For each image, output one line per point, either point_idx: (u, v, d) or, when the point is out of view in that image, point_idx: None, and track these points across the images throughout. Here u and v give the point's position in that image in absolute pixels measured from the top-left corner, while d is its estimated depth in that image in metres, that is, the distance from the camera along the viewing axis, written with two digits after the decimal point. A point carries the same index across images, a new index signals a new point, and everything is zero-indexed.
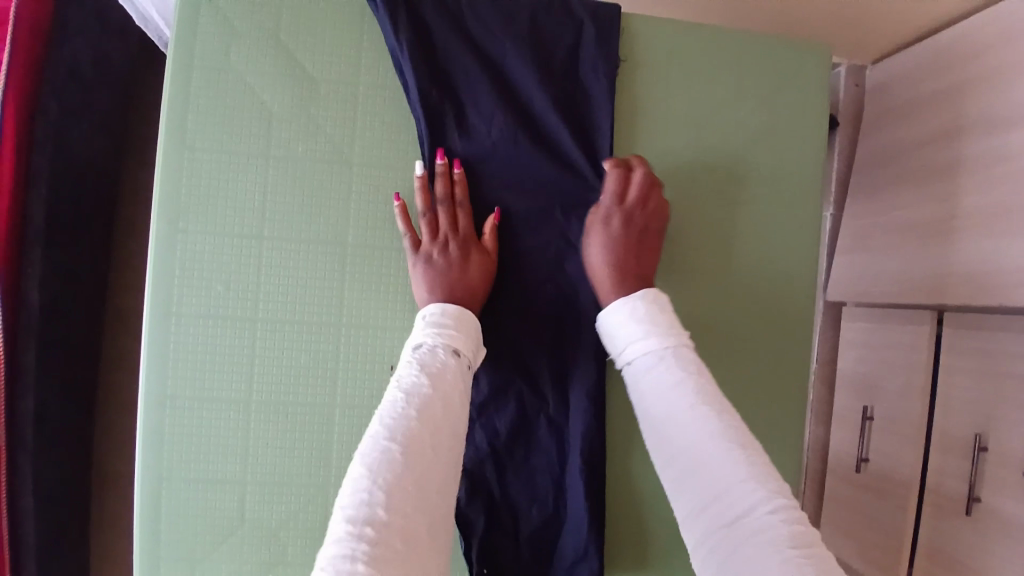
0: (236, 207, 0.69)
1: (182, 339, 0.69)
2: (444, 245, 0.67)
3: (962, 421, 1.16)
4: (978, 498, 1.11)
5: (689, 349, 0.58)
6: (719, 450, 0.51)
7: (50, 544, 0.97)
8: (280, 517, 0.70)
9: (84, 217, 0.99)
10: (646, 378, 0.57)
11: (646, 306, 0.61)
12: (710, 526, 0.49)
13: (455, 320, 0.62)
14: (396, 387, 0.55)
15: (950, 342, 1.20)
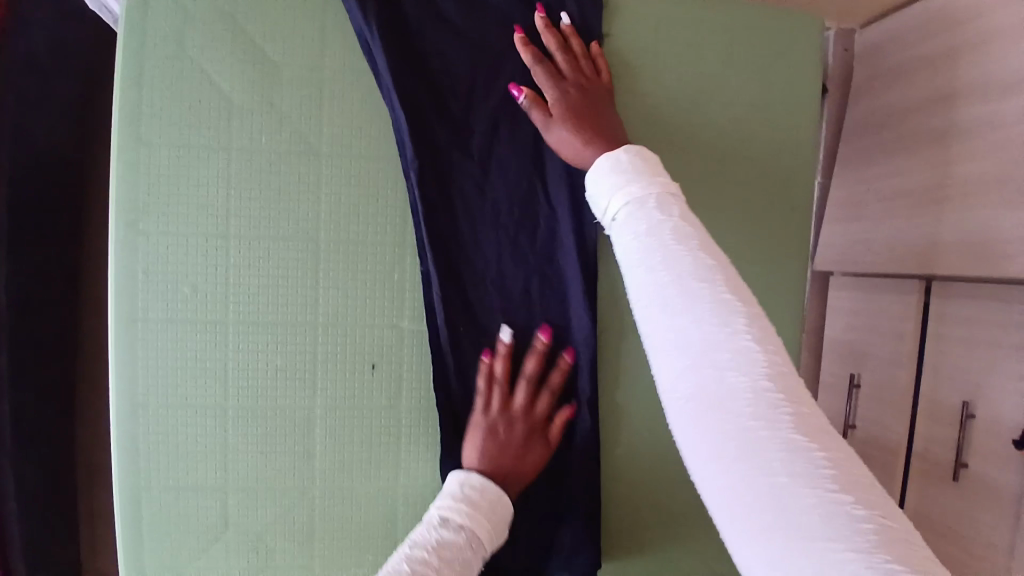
0: (198, 204, 0.65)
1: (149, 345, 0.65)
2: (511, 423, 0.65)
3: (950, 389, 1.16)
4: (966, 465, 1.12)
5: (677, 201, 0.47)
6: (710, 302, 0.40)
7: (38, 546, 0.95)
8: (264, 522, 0.68)
9: (51, 212, 0.94)
10: (626, 228, 0.47)
11: (630, 159, 0.51)
12: (691, 398, 0.39)
13: (474, 501, 0.59)
14: (403, 556, 0.53)
15: (938, 311, 1.20)
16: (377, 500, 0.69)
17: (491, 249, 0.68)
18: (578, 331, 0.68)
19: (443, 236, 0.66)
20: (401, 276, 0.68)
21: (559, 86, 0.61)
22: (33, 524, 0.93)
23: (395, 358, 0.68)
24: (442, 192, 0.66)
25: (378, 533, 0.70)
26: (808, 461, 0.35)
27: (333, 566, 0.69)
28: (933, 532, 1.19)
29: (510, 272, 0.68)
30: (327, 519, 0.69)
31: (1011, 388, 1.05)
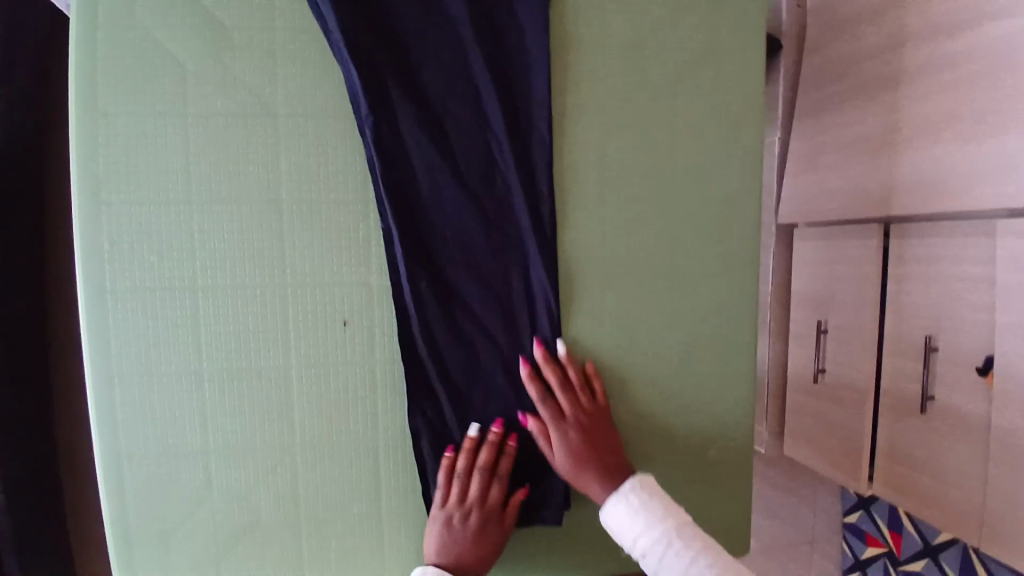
0: (161, 174, 0.66)
1: (123, 316, 0.67)
2: (466, 515, 0.68)
3: (914, 327, 1.22)
4: (932, 396, 1.19)
5: (690, 529, 0.65)
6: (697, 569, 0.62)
7: (27, 540, 0.95)
8: (249, 482, 0.69)
9: (25, 200, 0.94)
10: (642, 538, 0.65)
11: (641, 498, 0.67)
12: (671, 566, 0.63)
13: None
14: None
15: (897, 252, 1.24)
16: (359, 454, 0.70)
17: (448, 199, 0.68)
18: (537, 280, 0.71)
19: (401, 189, 0.67)
20: (366, 233, 0.69)
21: (563, 430, 0.69)
22: (21, 520, 0.93)
23: (364, 315, 0.69)
24: (398, 145, 0.67)
25: (363, 487, 0.71)
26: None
27: (317, 523, 0.70)
28: (903, 464, 1.26)
29: (470, 226, 0.69)
30: (309, 476, 0.70)
31: (971, 319, 1.10)
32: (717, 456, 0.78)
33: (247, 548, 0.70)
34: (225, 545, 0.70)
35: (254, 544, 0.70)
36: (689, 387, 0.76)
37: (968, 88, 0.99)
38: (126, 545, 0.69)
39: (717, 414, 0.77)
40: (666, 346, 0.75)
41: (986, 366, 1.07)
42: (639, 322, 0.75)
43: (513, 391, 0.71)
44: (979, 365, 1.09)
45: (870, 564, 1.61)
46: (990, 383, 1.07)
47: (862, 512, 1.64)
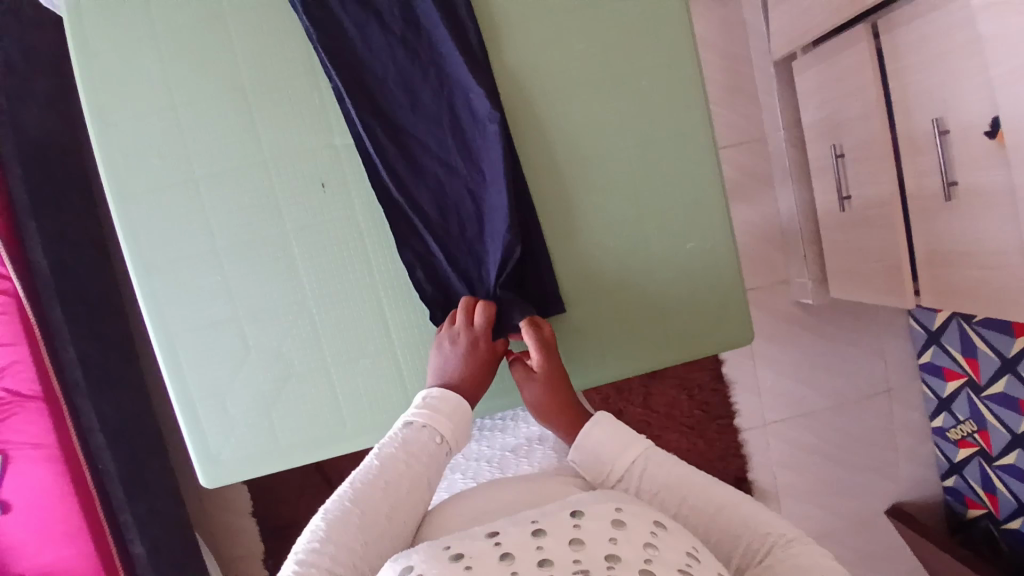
0: (147, 92, 0.78)
1: (146, 215, 0.79)
2: (470, 336, 0.75)
3: (922, 117, 1.13)
4: (955, 182, 1.09)
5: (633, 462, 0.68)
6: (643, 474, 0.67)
7: (133, 475, 1.08)
8: (277, 337, 0.81)
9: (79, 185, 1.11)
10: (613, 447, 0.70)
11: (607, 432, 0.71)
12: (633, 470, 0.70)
13: (443, 401, 0.69)
14: (377, 446, 0.65)
15: (890, 47, 1.16)
16: (362, 299, 0.80)
17: (383, 51, 0.75)
18: (481, 105, 0.76)
19: (339, 48, 0.75)
20: (321, 100, 0.78)
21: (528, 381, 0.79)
22: (123, 454, 1.07)
23: (339, 172, 0.78)
24: (325, 11, 0.74)
25: (373, 327, 0.81)
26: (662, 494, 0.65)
27: (340, 364, 0.81)
28: (947, 266, 1.16)
29: (406, 69, 0.76)
30: (326, 324, 0.80)
31: (973, 86, 1.02)
32: (696, 246, 0.84)
33: (290, 395, 0.82)
34: (271, 396, 0.82)
35: (294, 389, 0.81)
36: (654, 184, 0.82)
37: None
38: (192, 409, 0.82)
39: (683, 204, 0.83)
40: (624, 149, 0.81)
41: (993, 127, 0.99)
42: (589, 130, 0.81)
43: (482, 213, 0.79)
44: (987, 128, 1.00)
45: (955, 399, 1.48)
46: (1001, 141, 0.98)
47: (935, 346, 1.51)
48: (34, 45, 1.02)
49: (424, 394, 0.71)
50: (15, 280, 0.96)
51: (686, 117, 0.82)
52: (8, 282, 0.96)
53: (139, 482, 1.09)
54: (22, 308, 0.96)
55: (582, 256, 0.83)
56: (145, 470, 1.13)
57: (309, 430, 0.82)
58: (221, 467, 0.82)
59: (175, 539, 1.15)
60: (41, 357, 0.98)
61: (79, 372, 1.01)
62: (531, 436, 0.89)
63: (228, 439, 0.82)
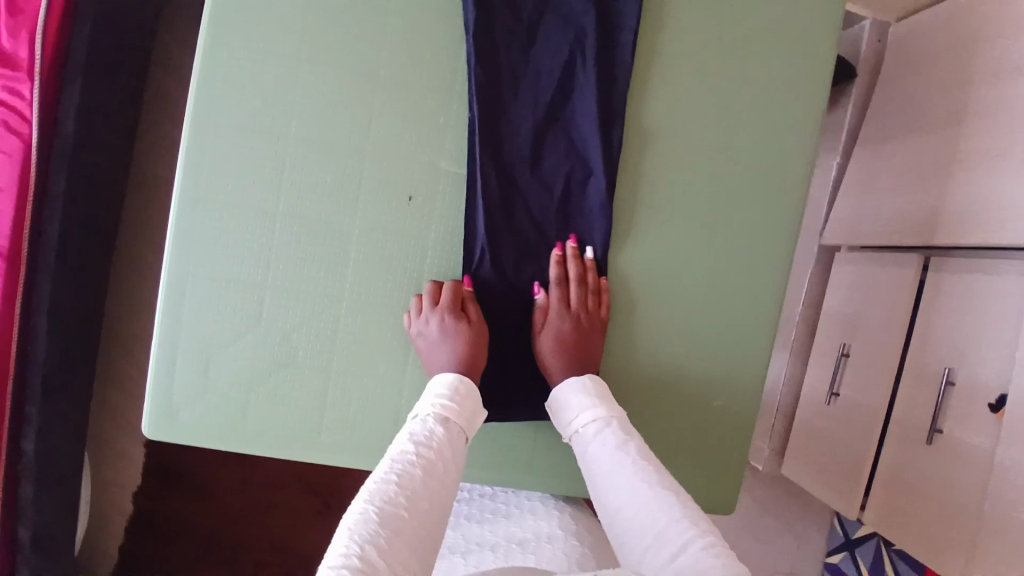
0: (280, 32, 0.74)
1: (220, 146, 0.74)
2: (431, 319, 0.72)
3: (936, 358, 1.15)
4: (941, 430, 1.11)
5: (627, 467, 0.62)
6: (656, 495, 0.58)
7: (61, 370, 1.00)
8: (294, 321, 0.76)
9: (124, 60, 1.02)
10: (592, 443, 0.66)
11: (593, 387, 0.71)
12: (629, 485, 0.60)
13: (459, 395, 0.67)
14: (407, 438, 0.62)
15: (933, 285, 1.19)
16: (393, 320, 0.76)
17: (526, 103, 0.74)
18: (596, 195, 0.76)
19: (489, 83, 0.73)
20: (445, 121, 0.75)
21: (563, 314, 0.74)
22: (60, 345, 0.98)
23: (428, 193, 0.75)
24: (489, 44, 0.73)
25: (390, 352, 0.77)
26: (677, 506, 0.57)
27: (342, 375, 0.76)
28: (901, 499, 1.17)
29: (541, 128, 0.75)
30: (349, 329, 0.76)
31: (995, 356, 1.05)
32: (723, 407, 0.82)
33: (276, 385, 0.76)
34: (257, 377, 0.76)
35: (285, 379, 0.76)
36: (711, 331, 0.81)
37: None
38: (171, 354, 0.76)
39: (729, 366, 0.81)
40: (696, 288, 0.80)
41: (998, 402, 1.01)
42: (676, 260, 0.79)
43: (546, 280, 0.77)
44: (993, 401, 1.03)
45: None
46: (1001, 417, 1.01)
47: (847, 554, 1.51)
48: None
49: (435, 383, 0.68)
50: (34, 130, 0.92)
51: (764, 286, 0.80)
52: (27, 128, 0.93)
53: (61, 379, 1.00)
54: (26, 161, 0.92)
55: (615, 373, 0.81)
56: (73, 372, 1.03)
57: (281, 427, 0.77)
58: (173, 422, 0.77)
59: (70, 451, 1.05)
60: (22, 213, 0.93)
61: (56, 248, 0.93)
62: (539, 531, 0.82)
63: (194, 400, 0.77)
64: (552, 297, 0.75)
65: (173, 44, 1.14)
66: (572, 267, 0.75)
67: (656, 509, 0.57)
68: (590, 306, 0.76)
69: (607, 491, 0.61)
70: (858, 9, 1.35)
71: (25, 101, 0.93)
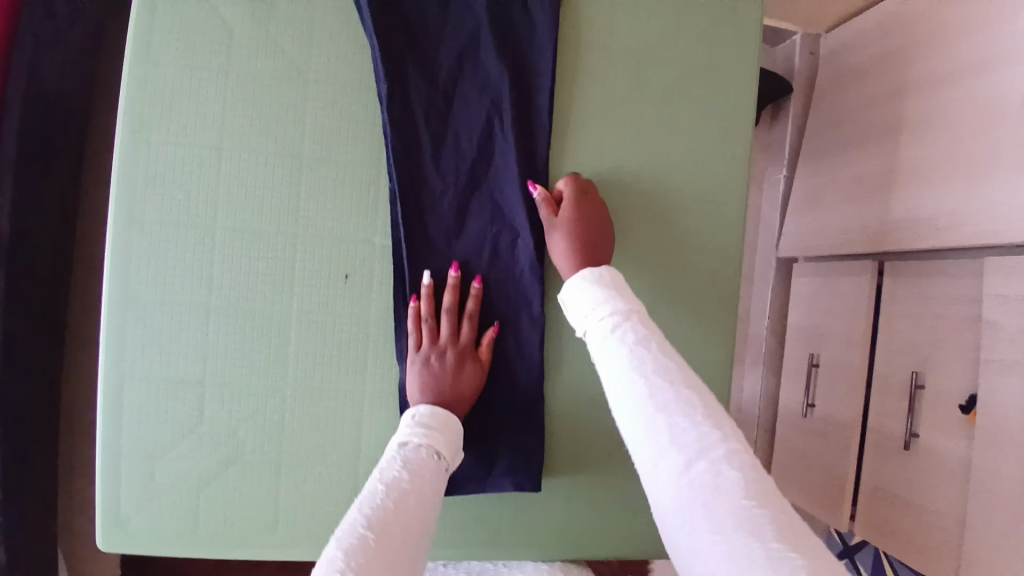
0: (197, 121, 0.72)
1: (144, 244, 0.72)
2: (442, 352, 0.71)
3: (901, 363, 1.15)
4: (917, 434, 1.09)
5: (655, 364, 0.54)
6: (683, 405, 0.52)
7: (18, 478, 0.95)
8: (238, 415, 0.74)
9: (60, 154, 0.99)
10: (610, 338, 0.58)
11: (607, 280, 0.63)
12: (657, 392, 0.53)
13: (441, 425, 0.65)
14: (377, 480, 0.56)
15: (890, 291, 1.20)
16: (342, 402, 0.75)
17: (449, 171, 0.74)
18: (524, 254, 0.75)
19: (410, 158, 0.73)
20: (375, 196, 0.74)
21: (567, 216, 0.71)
22: (15, 451, 0.94)
23: (363, 269, 0.74)
24: (405, 118, 0.73)
25: (347, 433, 0.75)
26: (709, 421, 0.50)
27: (295, 464, 0.74)
28: (885, 508, 1.15)
29: (466, 194, 0.74)
30: (297, 417, 0.74)
31: (956, 358, 1.04)
32: None
33: (230, 481, 0.74)
34: (208, 476, 0.74)
35: (236, 475, 0.74)
36: None
37: (963, 131, 1.00)
38: (116, 464, 0.73)
39: None
40: None
41: (968, 403, 1.00)
42: None
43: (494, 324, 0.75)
44: (963, 403, 1.01)
45: None
46: (973, 419, 1.00)
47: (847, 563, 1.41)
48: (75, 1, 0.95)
49: (417, 411, 0.66)
50: None
51: (714, 325, 0.80)
52: None
53: (21, 486, 0.96)
54: None
55: (575, 429, 0.79)
56: (30, 478, 0.98)
57: (236, 524, 0.74)
58: (124, 533, 0.74)
59: (36, 556, 1.00)
60: None
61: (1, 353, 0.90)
62: None
63: (144, 507, 0.74)
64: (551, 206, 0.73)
65: (108, 129, 1.11)
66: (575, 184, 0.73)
67: (686, 420, 0.50)
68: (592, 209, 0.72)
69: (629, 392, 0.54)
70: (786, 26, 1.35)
71: None
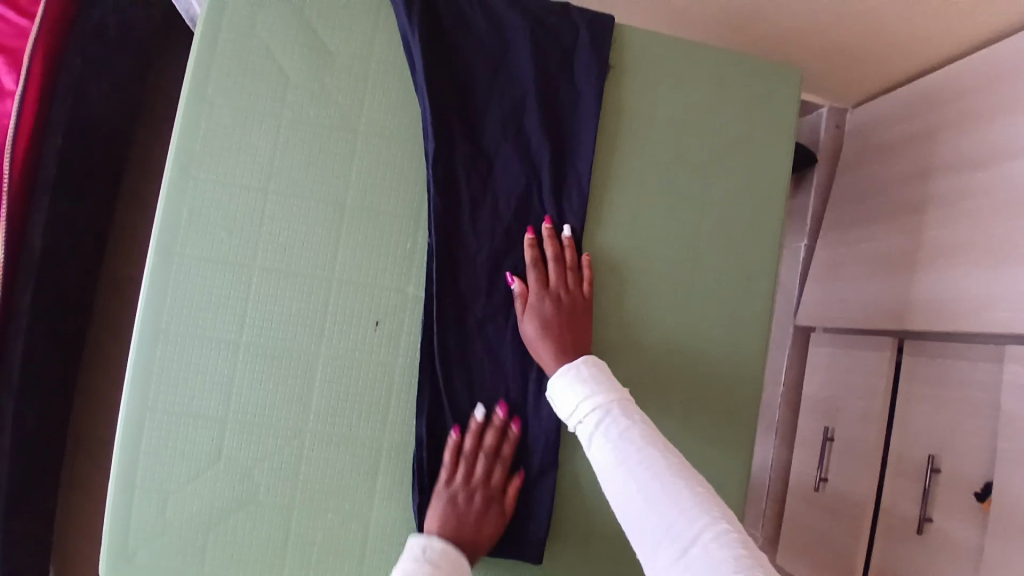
0: (246, 163, 0.74)
1: (182, 278, 0.73)
2: (471, 491, 0.71)
3: (918, 444, 1.13)
4: (930, 519, 1.07)
5: (648, 457, 0.59)
6: (675, 499, 0.56)
7: (20, 492, 0.95)
8: (256, 455, 0.73)
9: (104, 176, 1.02)
10: (596, 433, 0.62)
11: (587, 369, 0.65)
12: (653, 493, 0.57)
13: (444, 559, 0.66)
14: None
15: (910, 369, 1.19)
16: (360, 451, 0.74)
17: (484, 229, 0.75)
18: None
19: (450, 214, 0.74)
20: (411, 248, 0.76)
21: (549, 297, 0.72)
22: (21, 466, 0.94)
23: (392, 318, 0.75)
24: (447, 176, 0.75)
25: (360, 481, 0.74)
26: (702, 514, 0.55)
27: (307, 510, 0.74)
28: None
29: (499, 254, 0.75)
30: (314, 462, 0.74)
31: (973, 444, 1.03)
32: None
33: (240, 521, 0.73)
34: (219, 515, 0.73)
35: (247, 516, 0.73)
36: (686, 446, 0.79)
37: (986, 218, 1.01)
38: (127, 494, 0.72)
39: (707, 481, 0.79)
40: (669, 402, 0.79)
41: (984, 491, 0.98)
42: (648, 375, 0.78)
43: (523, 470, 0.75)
44: (978, 490, 0.99)
45: None
46: (987, 507, 0.97)
47: None
48: (133, 33, 0.99)
49: (424, 541, 0.67)
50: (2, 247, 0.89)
51: (738, 397, 0.80)
52: None
53: (23, 501, 0.95)
54: None
55: (590, 492, 0.78)
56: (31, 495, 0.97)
57: (242, 567, 0.73)
58: (127, 567, 0.73)
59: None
60: None
61: (18, 365, 0.91)
62: None
63: (152, 542, 0.73)
64: (530, 282, 0.73)
65: (148, 154, 1.14)
66: (550, 247, 0.73)
67: (684, 513, 0.55)
68: (570, 285, 0.74)
69: (623, 494, 0.58)
70: (815, 99, 1.36)
71: None
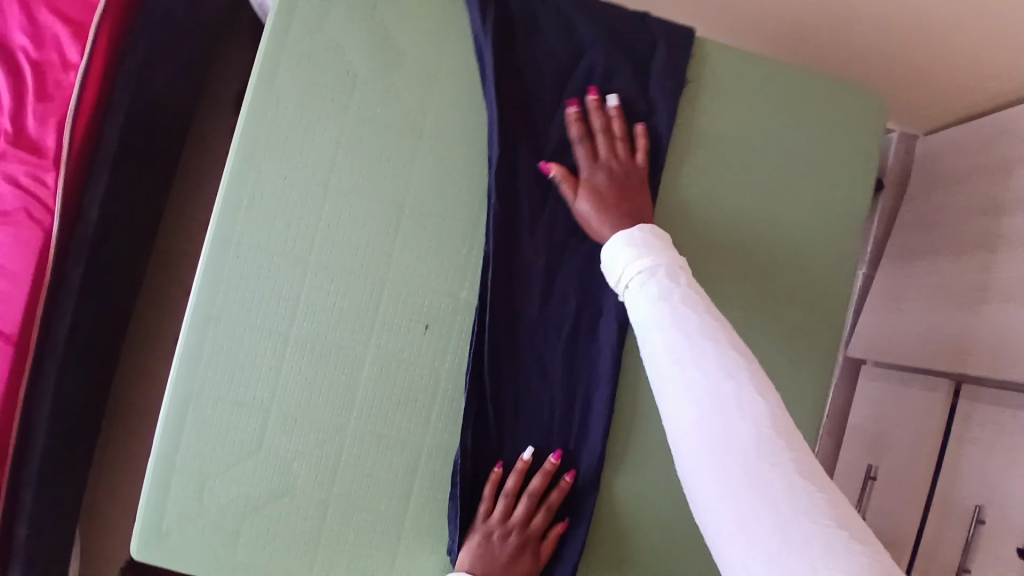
0: (309, 156, 0.74)
1: (237, 266, 0.72)
2: (507, 533, 0.70)
3: (962, 490, 1.06)
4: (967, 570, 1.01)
5: (689, 315, 0.54)
6: (710, 365, 0.51)
7: (59, 456, 0.96)
8: (297, 449, 0.73)
9: (160, 151, 1.03)
10: (640, 292, 0.58)
11: (643, 235, 0.62)
12: (689, 355, 0.52)
13: None
14: None
15: (964, 414, 1.11)
16: (400, 454, 0.74)
17: (542, 240, 0.74)
18: (608, 334, 0.74)
19: (509, 223, 0.73)
20: (467, 254, 0.74)
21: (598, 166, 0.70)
22: (61, 432, 0.95)
23: (442, 323, 0.74)
24: (510, 183, 0.73)
25: (397, 484, 0.74)
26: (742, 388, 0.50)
27: (342, 507, 0.73)
28: None
29: (557, 266, 0.74)
30: (353, 460, 0.73)
31: (1022, 496, 0.96)
32: None
33: (275, 512, 0.73)
34: (256, 504, 0.73)
35: (283, 508, 0.73)
36: None
37: None
38: (166, 475, 0.73)
39: None
40: None
41: None
42: None
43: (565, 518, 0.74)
44: (1023, 546, 0.92)
45: None
46: None
47: None
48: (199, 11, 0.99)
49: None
50: (55, 219, 0.89)
51: (791, 431, 0.77)
52: (47, 217, 0.89)
53: (58, 465, 0.97)
54: (46, 248, 0.89)
55: (629, 514, 0.76)
56: (69, 458, 0.99)
57: (274, 557, 0.74)
58: (162, 546, 0.73)
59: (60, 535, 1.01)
60: (35, 300, 0.88)
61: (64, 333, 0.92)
62: None
63: (188, 524, 0.73)
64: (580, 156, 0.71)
65: (207, 133, 1.15)
66: (597, 119, 0.72)
67: (718, 382, 0.50)
68: (622, 156, 0.72)
69: (656, 349, 0.55)
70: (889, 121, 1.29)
71: (47, 189, 0.89)
